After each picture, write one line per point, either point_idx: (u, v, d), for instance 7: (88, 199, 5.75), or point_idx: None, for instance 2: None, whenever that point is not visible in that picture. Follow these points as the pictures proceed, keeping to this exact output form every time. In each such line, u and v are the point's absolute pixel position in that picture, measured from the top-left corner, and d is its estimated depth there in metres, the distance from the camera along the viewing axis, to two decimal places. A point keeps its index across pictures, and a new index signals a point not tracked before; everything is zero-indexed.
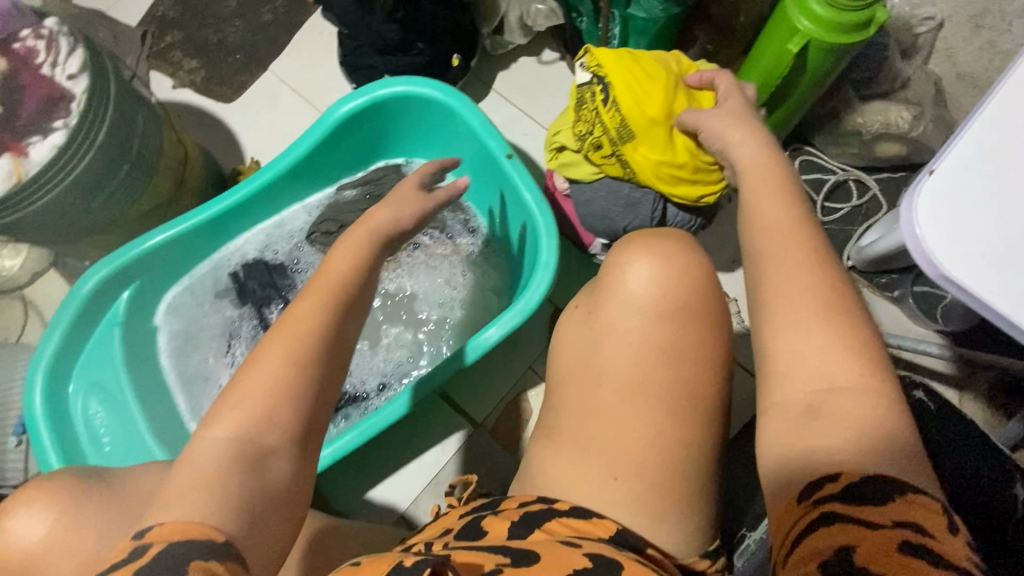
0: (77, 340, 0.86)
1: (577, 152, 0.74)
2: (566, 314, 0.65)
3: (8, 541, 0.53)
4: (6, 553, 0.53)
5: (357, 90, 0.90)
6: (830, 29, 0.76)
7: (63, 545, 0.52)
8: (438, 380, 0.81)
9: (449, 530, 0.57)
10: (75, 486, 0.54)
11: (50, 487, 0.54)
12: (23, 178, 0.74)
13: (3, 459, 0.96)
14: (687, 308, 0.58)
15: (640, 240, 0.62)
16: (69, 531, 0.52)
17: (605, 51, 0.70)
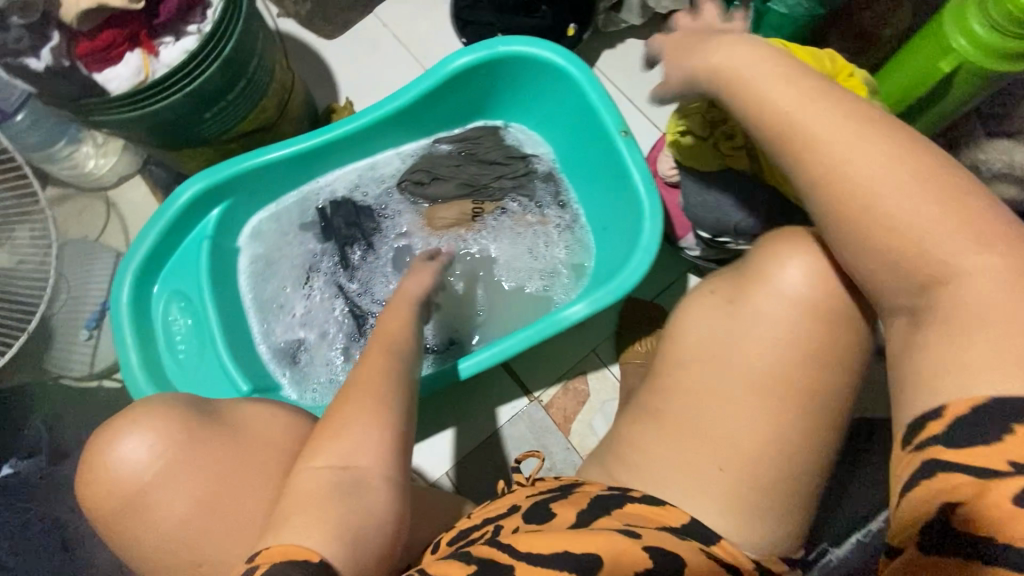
0: (168, 248, 0.87)
1: (703, 139, 0.71)
2: (699, 295, 0.63)
3: (113, 463, 0.53)
4: (109, 475, 0.53)
5: (476, 44, 0.86)
6: (988, 54, 0.69)
7: (173, 468, 0.53)
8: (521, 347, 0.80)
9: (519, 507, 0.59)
10: (181, 411, 0.55)
11: (156, 410, 0.54)
12: (150, 77, 0.74)
13: (71, 350, 0.98)
14: (840, 311, 0.55)
15: (796, 234, 0.58)
16: (179, 457, 0.53)
17: (755, 39, 0.67)
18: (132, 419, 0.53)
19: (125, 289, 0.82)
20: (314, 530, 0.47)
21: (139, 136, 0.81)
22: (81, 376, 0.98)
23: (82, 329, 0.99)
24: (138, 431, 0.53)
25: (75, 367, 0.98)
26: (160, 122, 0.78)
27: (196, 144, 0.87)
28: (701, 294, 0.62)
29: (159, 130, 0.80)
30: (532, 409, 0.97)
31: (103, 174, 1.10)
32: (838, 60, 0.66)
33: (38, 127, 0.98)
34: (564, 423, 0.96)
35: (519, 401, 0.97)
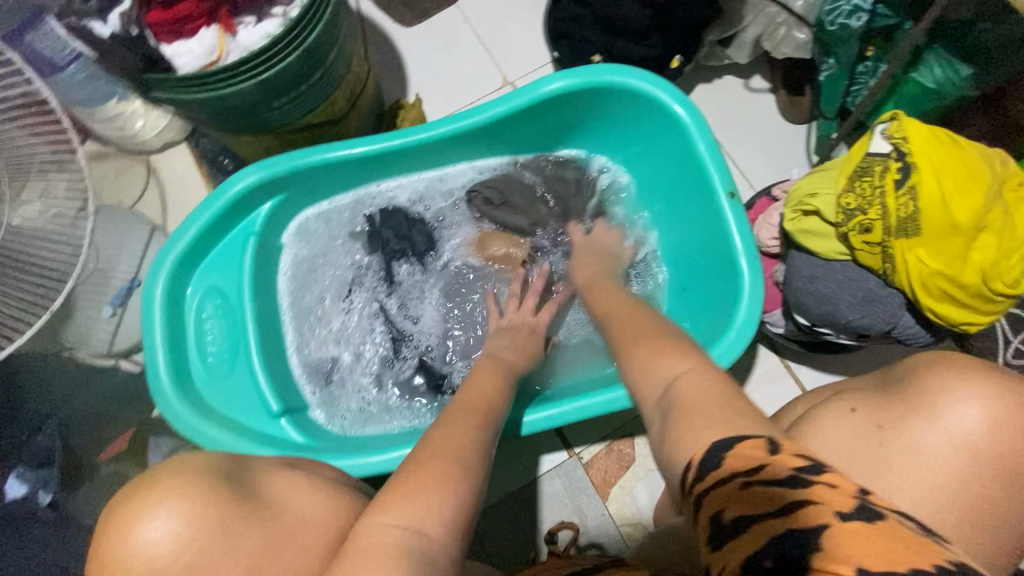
0: (211, 239, 0.80)
1: (830, 224, 0.63)
2: (835, 410, 0.58)
3: (132, 550, 0.46)
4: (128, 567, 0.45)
5: (580, 69, 0.78)
6: None
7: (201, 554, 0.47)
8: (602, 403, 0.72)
9: None
10: (205, 480, 0.50)
11: (177, 478, 0.49)
12: (222, 59, 0.66)
13: (90, 326, 0.90)
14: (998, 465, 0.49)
15: (950, 372, 0.53)
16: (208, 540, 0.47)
17: (917, 124, 0.59)
18: (157, 492, 0.48)
19: (161, 281, 0.75)
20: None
21: (199, 117, 0.73)
22: (98, 354, 0.91)
23: (106, 305, 0.93)
24: (164, 503, 0.47)
25: (92, 343, 0.90)
26: (225, 108, 0.70)
27: (257, 131, 0.79)
28: (839, 411, 0.57)
29: (222, 115, 0.72)
30: (571, 466, 0.90)
31: (149, 138, 1.03)
32: (1011, 163, 0.57)
33: (89, 83, 0.90)
34: (603, 486, 0.89)
35: (557, 455, 0.90)
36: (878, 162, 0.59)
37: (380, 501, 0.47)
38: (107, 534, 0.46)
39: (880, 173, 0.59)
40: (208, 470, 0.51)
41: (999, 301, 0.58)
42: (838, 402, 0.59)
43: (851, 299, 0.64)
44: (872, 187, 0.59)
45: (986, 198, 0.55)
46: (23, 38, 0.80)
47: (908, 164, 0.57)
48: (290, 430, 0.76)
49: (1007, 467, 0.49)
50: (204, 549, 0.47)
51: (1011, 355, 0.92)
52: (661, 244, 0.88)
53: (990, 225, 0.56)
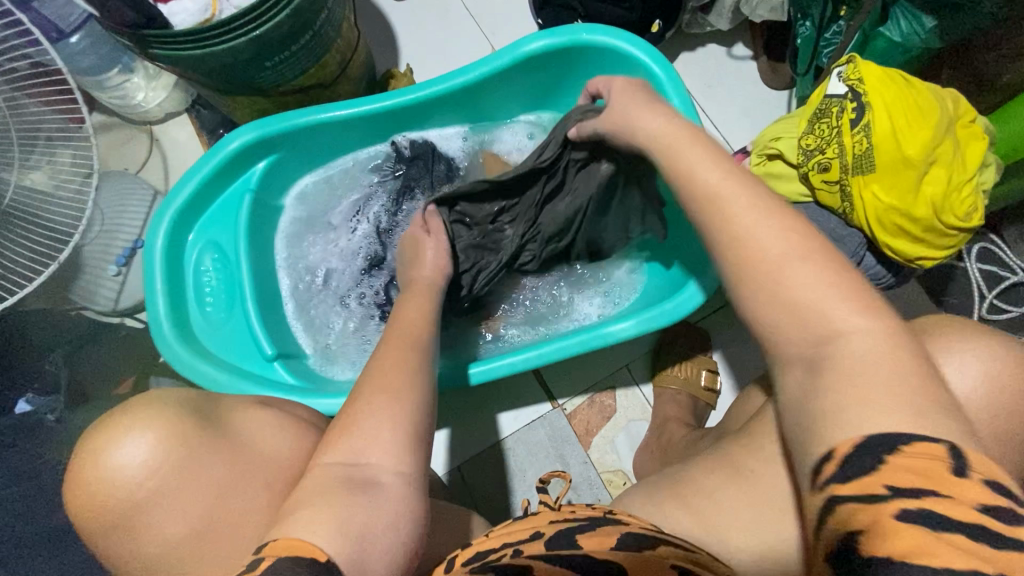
0: (210, 193, 0.84)
1: (794, 166, 0.66)
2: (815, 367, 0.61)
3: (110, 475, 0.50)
4: (110, 487, 0.50)
5: (559, 28, 0.81)
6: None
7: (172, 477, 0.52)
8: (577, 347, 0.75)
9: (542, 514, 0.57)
10: (167, 413, 0.54)
11: (142, 412, 0.53)
12: (213, 17, 0.70)
13: (97, 284, 0.96)
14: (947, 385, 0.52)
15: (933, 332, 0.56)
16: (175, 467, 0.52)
17: (872, 66, 0.61)
18: (124, 426, 0.52)
19: (160, 233, 0.80)
20: (324, 530, 0.43)
21: (196, 76, 0.77)
22: (103, 311, 0.96)
23: (111, 264, 0.96)
24: (138, 433, 0.52)
25: (99, 300, 0.96)
26: (220, 65, 0.74)
27: (252, 92, 0.83)
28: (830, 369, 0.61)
29: (217, 73, 0.76)
30: (555, 416, 0.93)
31: (151, 108, 1.06)
32: (963, 101, 0.60)
33: (92, 50, 0.95)
34: (585, 436, 0.93)
35: (542, 406, 0.94)
36: (834, 103, 0.62)
37: (337, 439, 0.51)
38: (81, 463, 0.51)
39: (838, 114, 0.61)
40: (175, 405, 0.55)
41: (954, 235, 0.61)
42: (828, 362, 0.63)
43: None
44: (830, 127, 0.62)
45: (937, 133, 0.58)
46: (29, 4, 0.86)
47: (862, 104, 0.60)
48: (284, 372, 0.80)
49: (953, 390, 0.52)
50: (173, 474, 0.52)
51: (985, 310, 0.95)
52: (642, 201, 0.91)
53: (941, 158, 0.58)
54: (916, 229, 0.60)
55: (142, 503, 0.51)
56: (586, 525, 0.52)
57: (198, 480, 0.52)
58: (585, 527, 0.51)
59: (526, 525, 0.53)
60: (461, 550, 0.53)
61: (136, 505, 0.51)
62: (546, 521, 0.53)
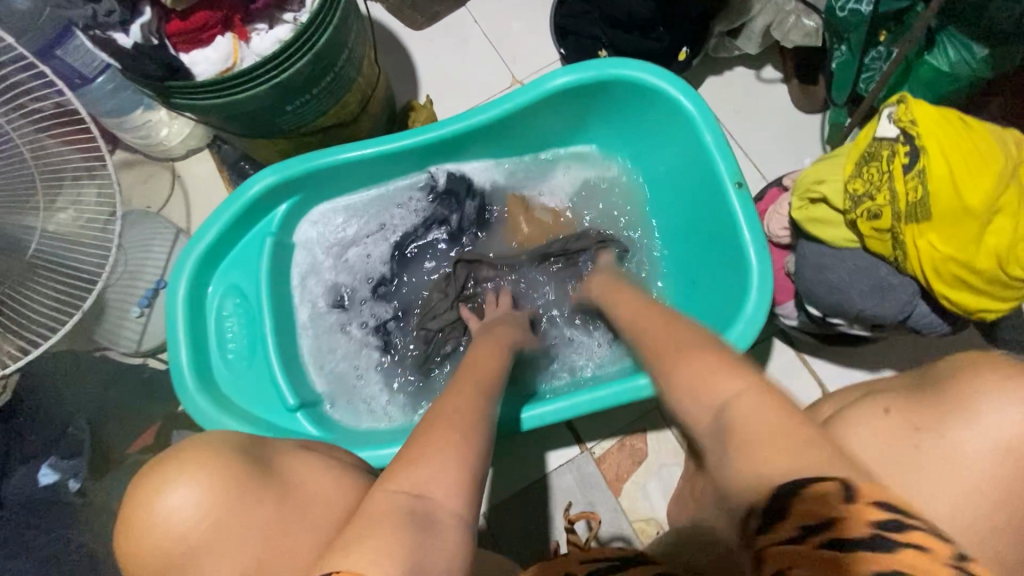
0: (231, 238, 0.83)
1: (840, 212, 0.62)
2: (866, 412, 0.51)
3: (152, 529, 0.47)
4: (149, 543, 0.47)
5: (586, 64, 0.78)
6: None
7: (213, 534, 0.47)
8: (606, 400, 0.72)
9: None
10: (215, 461, 0.50)
11: (189, 461, 0.50)
12: (236, 64, 0.69)
13: (121, 325, 0.95)
14: None
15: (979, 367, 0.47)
16: (218, 525, 0.48)
17: (925, 106, 0.57)
18: (169, 474, 0.48)
19: (182, 281, 0.79)
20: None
21: (218, 123, 0.76)
22: (128, 353, 0.96)
23: (134, 306, 0.96)
24: (183, 477, 0.48)
25: (123, 343, 0.95)
26: (241, 113, 0.72)
27: (273, 135, 0.82)
28: (872, 411, 0.51)
29: (237, 119, 0.75)
30: (583, 461, 0.90)
31: (173, 145, 1.07)
32: None
33: (115, 94, 0.94)
34: (615, 480, 0.89)
35: (569, 450, 0.90)
36: (885, 146, 0.58)
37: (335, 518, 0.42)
38: (130, 509, 0.48)
39: (888, 158, 0.58)
40: (225, 451, 0.52)
41: (1019, 286, 0.56)
42: (870, 403, 0.53)
43: (862, 288, 0.63)
44: (880, 172, 0.58)
45: (1000, 178, 0.54)
46: (53, 53, 0.83)
47: (916, 147, 0.56)
48: (306, 423, 0.79)
49: None
50: (220, 521, 0.48)
51: None
52: (673, 238, 0.87)
53: (1006, 207, 0.54)
54: (977, 281, 0.56)
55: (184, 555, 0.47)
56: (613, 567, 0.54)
57: (242, 534, 0.48)
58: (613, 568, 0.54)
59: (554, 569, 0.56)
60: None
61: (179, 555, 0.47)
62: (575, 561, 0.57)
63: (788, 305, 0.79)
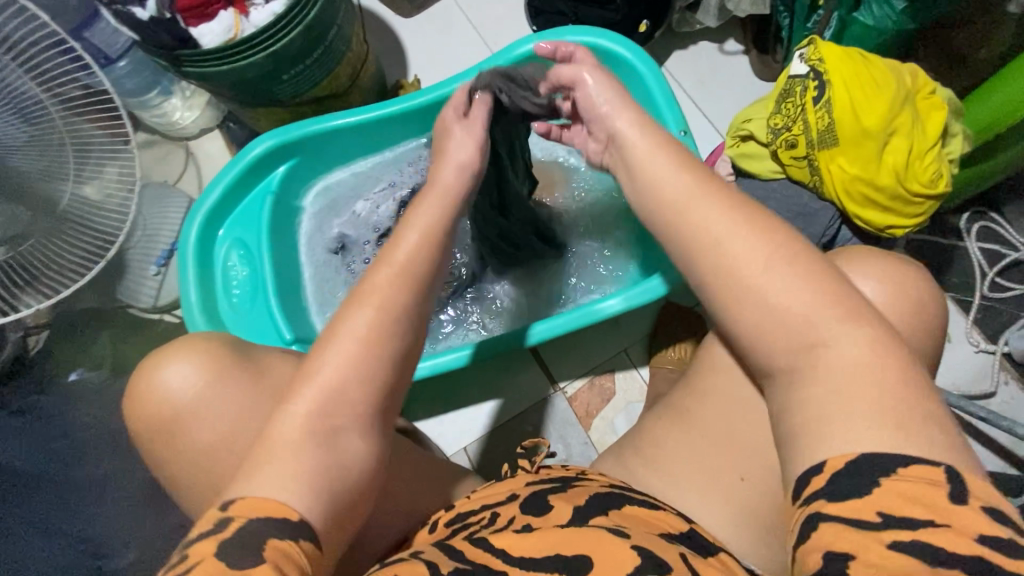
0: (237, 196, 0.93)
1: (765, 145, 0.69)
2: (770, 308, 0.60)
3: (161, 396, 0.57)
4: (160, 408, 0.57)
5: (547, 31, 0.87)
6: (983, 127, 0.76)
7: (209, 406, 0.57)
8: (562, 326, 0.81)
9: (516, 496, 0.57)
10: (213, 352, 0.59)
11: (192, 349, 0.59)
12: (237, 35, 0.79)
13: (141, 283, 1.06)
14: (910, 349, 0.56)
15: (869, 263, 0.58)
16: (213, 399, 0.57)
17: (832, 46, 0.65)
18: (173, 354, 0.58)
19: (193, 230, 0.89)
20: (291, 485, 0.42)
21: (222, 90, 0.87)
22: (145, 308, 1.07)
23: (151, 264, 1.07)
24: (185, 358, 0.58)
25: (141, 299, 1.06)
26: (242, 79, 0.83)
27: (271, 103, 0.92)
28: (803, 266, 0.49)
29: (240, 86, 0.85)
30: (556, 400, 0.97)
31: (187, 125, 1.18)
32: (921, 74, 0.63)
33: (136, 74, 1.06)
34: (585, 417, 0.97)
35: (543, 391, 0.98)
36: (798, 82, 0.65)
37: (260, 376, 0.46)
38: (140, 381, 0.58)
39: (801, 93, 0.65)
40: (222, 346, 0.61)
41: (920, 203, 0.63)
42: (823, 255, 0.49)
43: (789, 215, 0.70)
44: (795, 106, 0.66)
45: (894, 105, 0.61)
46: (82, 34, 0.97)
47: (823, 82, 0.64)
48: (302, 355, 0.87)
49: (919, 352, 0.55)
50: (213, 395, 0.57)
51: (987, 289, 0.95)
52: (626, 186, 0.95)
53: (900, 129, 0.61)
54: (881, 199, 0.63)
55: (179, 417, 0.57)
56: (558, 487, 0.58)
57: (231, 408, 0.57)
58: (558, 488, 0.57)
59: (502, 488, 0.59)
60: (444, 512, 0.59)
61: (174, 417, 0.57)
62: (523, 483, 0.59)
63: None
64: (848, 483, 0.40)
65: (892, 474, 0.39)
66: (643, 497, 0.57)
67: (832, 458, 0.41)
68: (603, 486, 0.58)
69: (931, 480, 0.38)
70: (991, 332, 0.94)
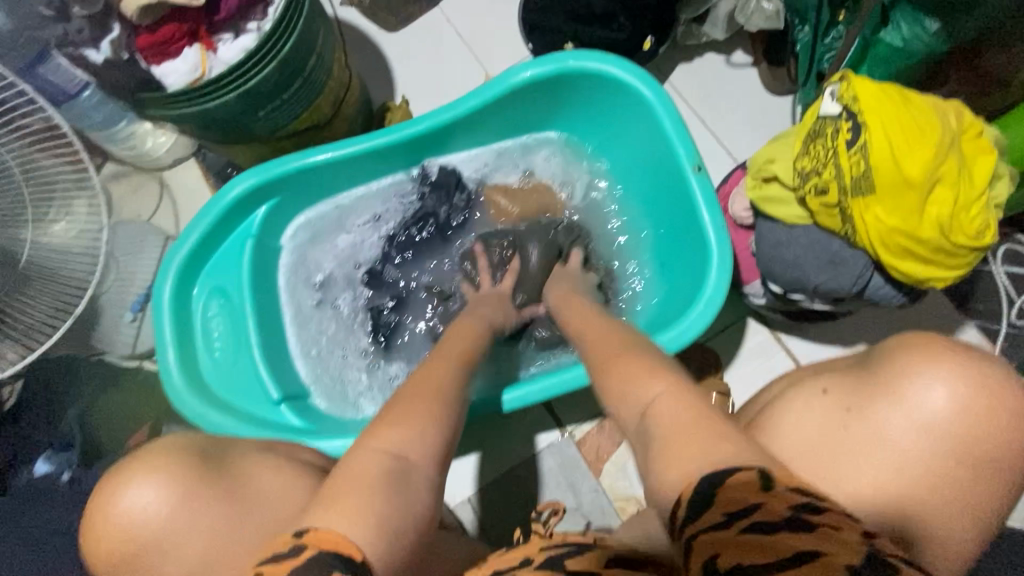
0: (212, 243, 0.86)
1: (790, 189, 0.63)
2: (809, 393, 0.61)
3: (127, 523, 0.51)
4: (128, 533, 0.51)
5: (547, 56, 0.80)
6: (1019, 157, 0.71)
7: (190, 520, 0.51)
8: (565, 387, 0.75)
9: (530, 562, 0.53)
10: (186, 461, 0.54)
11: (159, 461, 0.53)
12: (205, 75, 0.71)
13: (116, 330, 0.99)
14: (969, 441, 0.54)
15: (919, 351, 0.57)
16: (185, 518, 0.51)
17: (867, 82, 0.59)
18: (136, 470, 0.52)
19: (168, 283, 0.81)
20: None
21: (192, 131, 0.79)
22: (123, 356, 1.00)
23: (127, 310, 1.01)
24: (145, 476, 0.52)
25: (119, 346, 1.00)
26: (212, 121, 0.75)
27: (250, 140, 0.85)
28: (812, 392, 0.61)
29: (210, 127, 0.78)
30: (564, 445, 0.92)
31: (161, 155, 1.10)
32: (966, 114, 0.57)
33: (101, 107, 0.97)
34: (596, 463, 0.91)
35: (551, 434, 0.92)
36: (829, 123, 0.59)
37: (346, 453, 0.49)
38: (94, 517, 0.52)
39: (833, 135, 0.59)
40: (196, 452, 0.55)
41: (963, 254, 0.58)
42: (812, 383, 0.62)
43: (817, 262, 0.65)
44: (825, 149, 0.60)
45: (939, 151, 0.55)
46: (35, 70, 0.86)
47: (858, 123, 0.57)
48: (290, 415, 0.81)
49: (975, 444, 0.53)
50: (185, 510, 0.51)
51: (1014, 315, 0.91)
52: (631, 194, 0.89)
53: (945, 176, 0.55)
54: (924, 249, 0.58)
55: (159, 539, 0.51)
56: (574, 552, 0.53)
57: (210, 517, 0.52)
58: (571, 551, 0.53)
59: (516, 552, 0.55)
60: None
61: (142, 545, 0.51)
62: (536, 549, 0.55)
63: (754, 284, 0.81)
64: (701, 500, 0.39)
65: (723, 480, 0.39)
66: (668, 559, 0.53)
67: (686, 484, 0.40)
68: (628, 554, 0.53)
69: (755, 477, 0.39)
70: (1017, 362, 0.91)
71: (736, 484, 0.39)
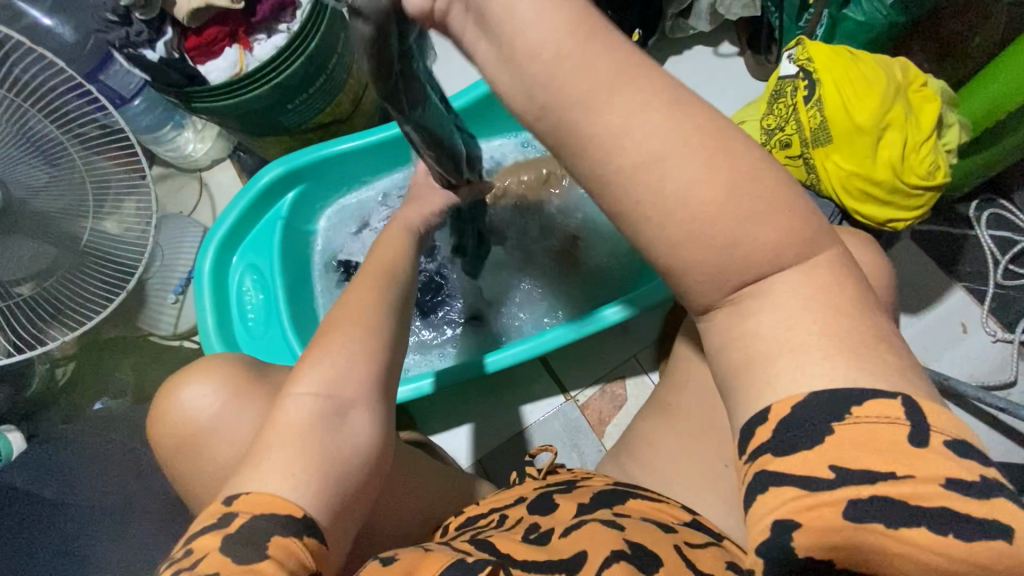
0: (248, 224, 0.96)
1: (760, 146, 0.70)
2: None
3: (188, 407, 0.60)
4: (189, 422, 0.59)
5: None
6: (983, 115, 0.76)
7: (233, 415, 0.59)
8: (552, 346, 0.82)
9: (523, 498, 0.58)
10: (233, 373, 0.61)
11: (217, 366, 0.61)
12: (243, 70, 0.82)
13: (161, 311, 1.09)
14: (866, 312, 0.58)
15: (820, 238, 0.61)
16: (232, 408, 0.59)
17: (821, 46, 0.65)
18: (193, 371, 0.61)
19: (208, 259, 0.91)
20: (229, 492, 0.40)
21: (229, 122, 0.89)
22: (166, 335, 1.09)
23: (170, 293, 1.10)
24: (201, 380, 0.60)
25: (162, 325, 1.09)
26: (247, 112, 0.85)
27: (280, 132, 0.95)
28: None
29: (246, 118, 0.88)
30: (568, 408, 0.98)
31: (199, 157, 1.21)
32: (912, 69, 0.64)
33: (151, 111, 1.11)
34: (598, 424, 0.97)
35: (555, 400, 0.98)
36: (788, 83, 0.66)
37: (291, 375, 0.47)
38: (162, 403, 0.61)
39: (792, 93, 0.66)
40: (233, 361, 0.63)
41: (919, 195, 0.63)
42: None
43: None
44: (786, 106, 0.66)
45: (885, 100, 0.61)
46: (98, 77, 1.01)
47: (813, 81, 0.64)
48: None
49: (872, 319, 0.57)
50: (230, 407, 0.59)
51: (1001, 276, 0.94)
52: None
53: (893, 123, 0.61)
54: (883, 189, 0.63)
55: (209, 433, 0.59)
56: (564, 487, 0.59)
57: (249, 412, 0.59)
58: (563, 487, 0.59)
59: (511, 493, 0.61)
60: (454, 517, 0.60)
61: (197, 437, 0.59)
62: (529, 488, 0.60)
63: None
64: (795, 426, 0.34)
65: (846, 418, 0.34)
66: (646, 491, 0.58)
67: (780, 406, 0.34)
68: (606, 485, 0.59)
69: (889, 418, 0.34)
70: (1009, 322, 0.93)
71: (854, 425, 0.34)
